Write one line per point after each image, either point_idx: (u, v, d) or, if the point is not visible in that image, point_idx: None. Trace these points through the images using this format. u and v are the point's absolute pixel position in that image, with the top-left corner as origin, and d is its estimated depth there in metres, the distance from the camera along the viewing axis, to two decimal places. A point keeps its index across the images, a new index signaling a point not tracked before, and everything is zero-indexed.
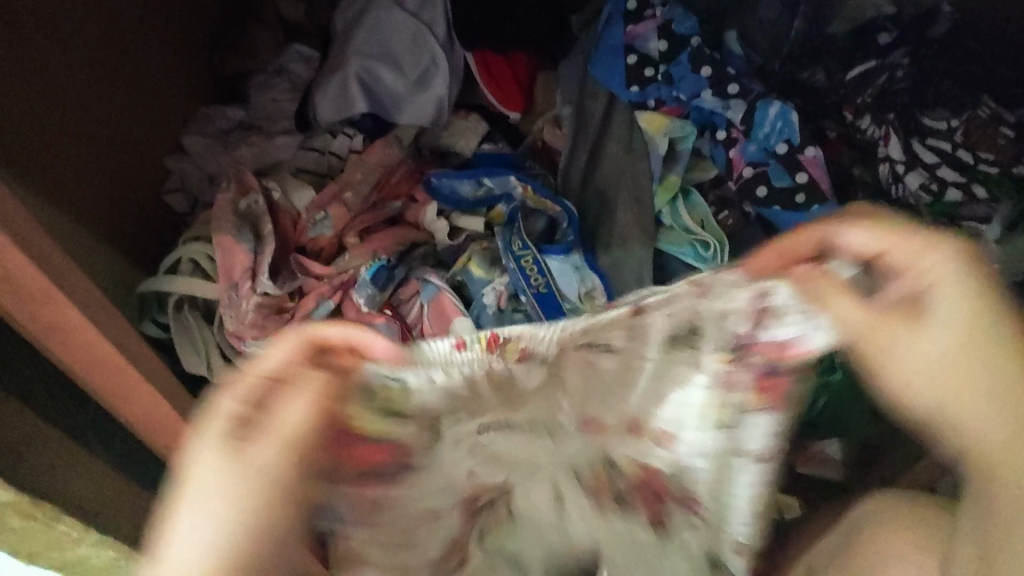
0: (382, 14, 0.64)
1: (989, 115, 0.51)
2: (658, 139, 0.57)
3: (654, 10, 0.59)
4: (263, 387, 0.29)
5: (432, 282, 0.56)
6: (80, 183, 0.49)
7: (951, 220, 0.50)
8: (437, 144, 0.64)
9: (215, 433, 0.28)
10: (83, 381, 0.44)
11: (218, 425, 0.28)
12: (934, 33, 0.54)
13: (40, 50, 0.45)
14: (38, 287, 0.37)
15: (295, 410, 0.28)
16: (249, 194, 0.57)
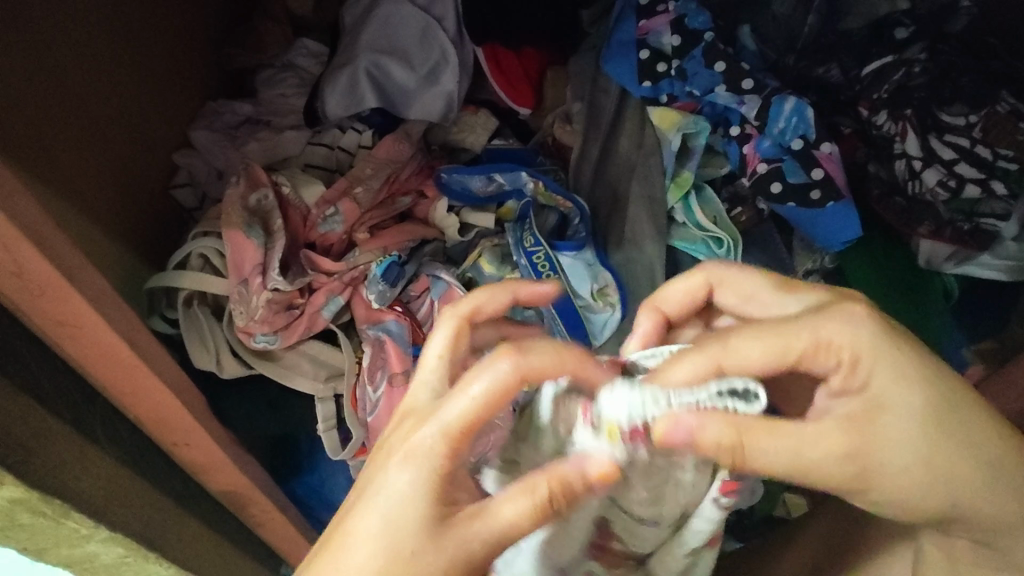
0: (391, 8, 0.64)
1: (1008, 110, 0.50)
2: (670, 135, 0.57)
3: (666, 5, 0.58)
4: (460, 438, 0.29)
5: (443, 278, 0.56)
6: (88, 177, 0.48)
7: (968, 217, 0.51)
8: (446, 140, 0.64)
9: (424, 457, 0.29)
10: (92, 376, 0.44)
11: (420, 450, 0.29)
12: (951, 28, 0.53)
13: (48, 43, 0.45)
14: (50, 282, 0.36)
15: (509, 512, 0.28)
16: (258, 189, 0.56)
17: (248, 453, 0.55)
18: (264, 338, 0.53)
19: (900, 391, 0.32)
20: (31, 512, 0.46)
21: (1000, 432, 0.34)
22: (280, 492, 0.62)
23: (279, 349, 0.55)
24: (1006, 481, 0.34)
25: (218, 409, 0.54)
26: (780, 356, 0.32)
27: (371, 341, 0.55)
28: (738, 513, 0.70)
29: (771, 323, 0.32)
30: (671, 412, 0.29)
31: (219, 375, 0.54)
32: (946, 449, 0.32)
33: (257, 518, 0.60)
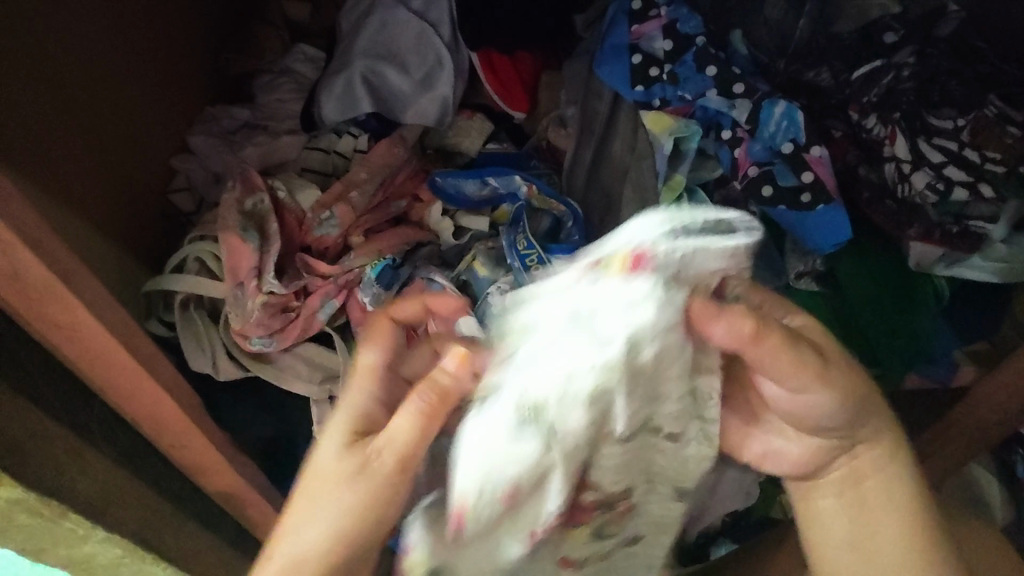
0: (387, 14, 0.65)
1: (996, 114, 0.50)
2: (662, 139, 0.56)
3: (658, 11, 0.58)
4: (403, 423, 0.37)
5: (438, 280, 0.56)
6: (86, 182, 0.49)
7: (956, 219, 0.51)
8: (442, 144, 0.64)
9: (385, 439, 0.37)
10: (88, 377, 0.44)
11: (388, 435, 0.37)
12: (940, 33, 0.53)
13: (49, 51, 0.45)
14: (48, 285, 0.37)
15: (404, 426, 0.37)
16: (254, 193, 0.57)
17: (244, 455, 0.56)
18: (260, 341, 0.54)
19: (866, 431, 0.42)
20: (29, 512, 0.46)
21: (857, 493, 0.43)
22: (278, 493, 0.63)
23: (276, 352, 0.55)
24: (835, 515, 0.44)
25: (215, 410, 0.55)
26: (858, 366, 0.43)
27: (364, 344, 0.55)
28: (733, 514, 0.70)
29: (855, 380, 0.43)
30: (673, 243, 0.29)
31: (215, 378, 0.55)
32: (868, 486, 0.43)
33: (255, 518, 0.61)
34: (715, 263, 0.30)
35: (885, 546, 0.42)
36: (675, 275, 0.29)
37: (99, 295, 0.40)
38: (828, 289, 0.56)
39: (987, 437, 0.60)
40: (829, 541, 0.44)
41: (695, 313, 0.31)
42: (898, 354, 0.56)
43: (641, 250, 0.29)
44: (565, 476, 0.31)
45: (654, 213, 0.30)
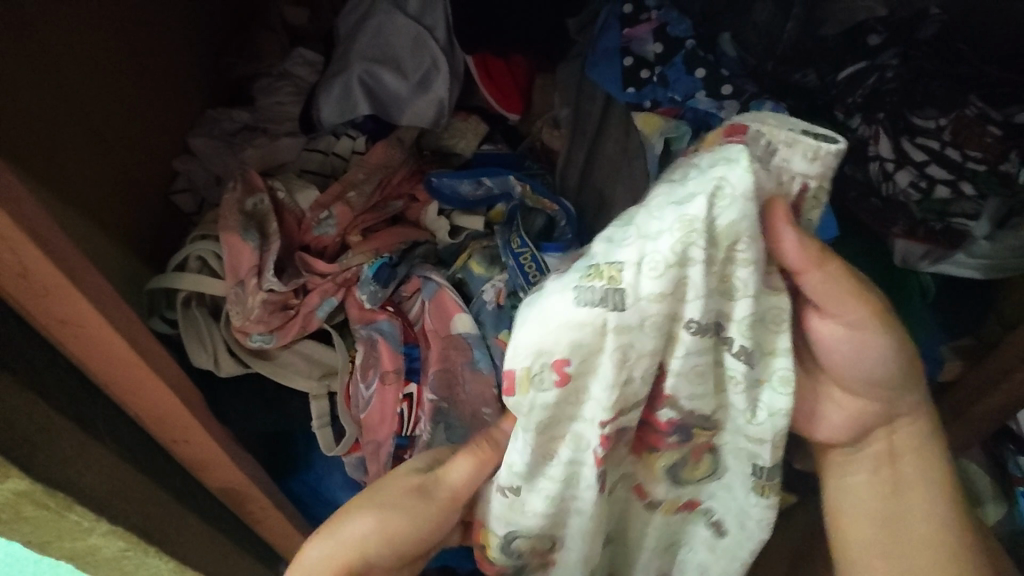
0: (384, 18, 0.66)
1: (976, 114, 0.51)
2: (653, 139, 0.58)
3: (649, 14, 0.59)
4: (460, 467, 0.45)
5: (434, 279, 0.58)
6: (90, 182, 0.50)
7: (939, 217, 0.53)
8: (438, 145, 0.66)
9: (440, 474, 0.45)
10: (92, 373, 0.46)
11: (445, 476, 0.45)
12: (922, 35, 0.54)
13: (55, 55, 0.47)
14: (56, 282, 0.38)
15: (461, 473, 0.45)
16: (254, 194, 0.58)
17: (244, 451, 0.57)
18: (260, 337, 0.55)
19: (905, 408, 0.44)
20: (35, 504, 0.48)
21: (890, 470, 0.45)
22: (278, 489, 0.64)
23: (276, 349, 0.57)
24: (866, 490, 0.46)
25: None
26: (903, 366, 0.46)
27: (363, 341, 0.56)
28: None
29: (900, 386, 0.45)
30: (774, 134, 0.35)
31: (216, 375, 0.56)
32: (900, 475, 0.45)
33: (255, 513, 0.62)
34: (802, 159, 0.35)
35: (916, 530, 0.44)
36: (761, 150, 0.35)
37: (104, 292, 0.41)
38: None
39: (974, 430, 0.62)
40: (860, 514, 0.46)
41: (774, 210, 0.35)
42: None
43: (746, 135, 0.35)
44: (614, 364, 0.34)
45: (757, 116, 0.37)
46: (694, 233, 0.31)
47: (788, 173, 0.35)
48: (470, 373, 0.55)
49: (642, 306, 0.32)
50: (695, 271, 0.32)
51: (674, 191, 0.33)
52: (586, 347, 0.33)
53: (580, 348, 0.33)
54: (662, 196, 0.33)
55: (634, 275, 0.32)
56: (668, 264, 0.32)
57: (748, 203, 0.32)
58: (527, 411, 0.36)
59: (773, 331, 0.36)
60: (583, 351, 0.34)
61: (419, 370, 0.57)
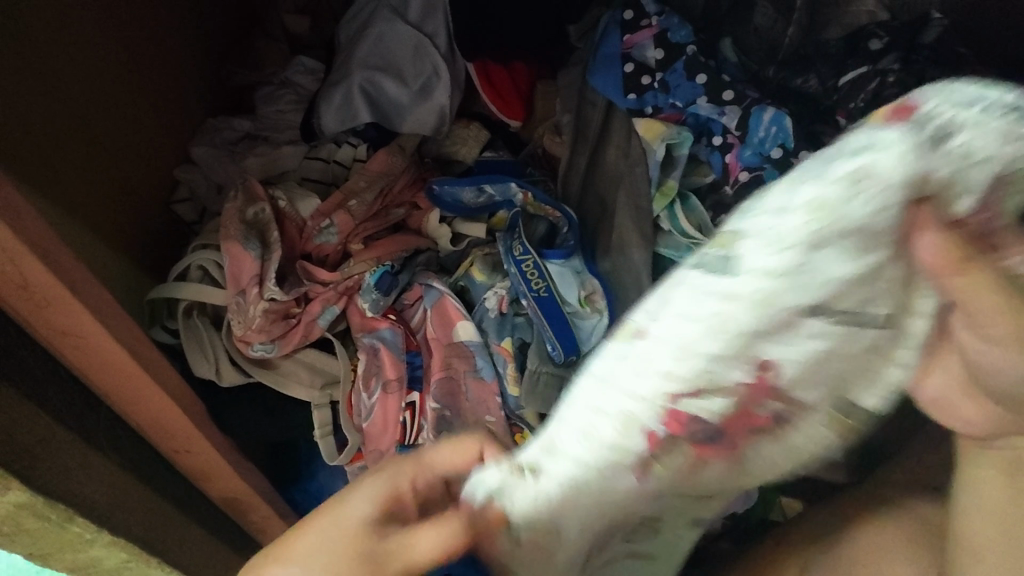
0: (385, 26, 0.66)
1: None
2: (655, 145, 0.57)
3: (650, 20, 0.59)
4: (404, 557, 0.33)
5: (435, 287, 0.58)
6: (90, 192, 0.50)
7: None
8: (440, 152, 0.66)
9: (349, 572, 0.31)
10: (93, 383, 0.46)
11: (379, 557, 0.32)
12: (925, 39, 0.54)
13: (53, 64, 0.47)
14: (55, 292, 0.38)
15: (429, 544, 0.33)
16: (255, 202, 0.58)
17: (246, 460, 0.57)
18: (261, 346, 0.55)
19: None
20: (36, 516, 0.47)
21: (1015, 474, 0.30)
22: (281, 499, 0.64)
23: (278, 358, 0.57)
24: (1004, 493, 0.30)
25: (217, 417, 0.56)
26: None
27: (365, 349, 0.56)
28: None
29: None
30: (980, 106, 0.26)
31: (218, 384, 0.56)
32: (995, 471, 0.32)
33: (258, 524, 0.62)
34: (996, 139, 0.26)
35: None
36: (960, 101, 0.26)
37: (103, 302, 0.41)
38: None
39: None
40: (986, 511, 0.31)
41: (924, 216, 0.26)
42: None
43: (910, 106, 0.26)
44: (715, 349, 0.26)
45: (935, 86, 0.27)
46: (845, 196, 0.25)
47: (985, 142, 0.26)
48: (472, 381, 0.55)
49: (761, 273, 0.25)
50: (862, 212, 0.25)
51: (832, 155, 0.26)
52: (694, 289, 0.26)
53: (687, 290, 0.26)
54: (826, 156, 0.26)
55: (759, 241, 0.25)
56: (818, 203, 0.25)
57: (919, 166, 0.25)
58: (590, 387, 0.27)
59: (908, 323, 0.27)
60: (685, 305, 0.26)
61: (421, 379, 0.57)
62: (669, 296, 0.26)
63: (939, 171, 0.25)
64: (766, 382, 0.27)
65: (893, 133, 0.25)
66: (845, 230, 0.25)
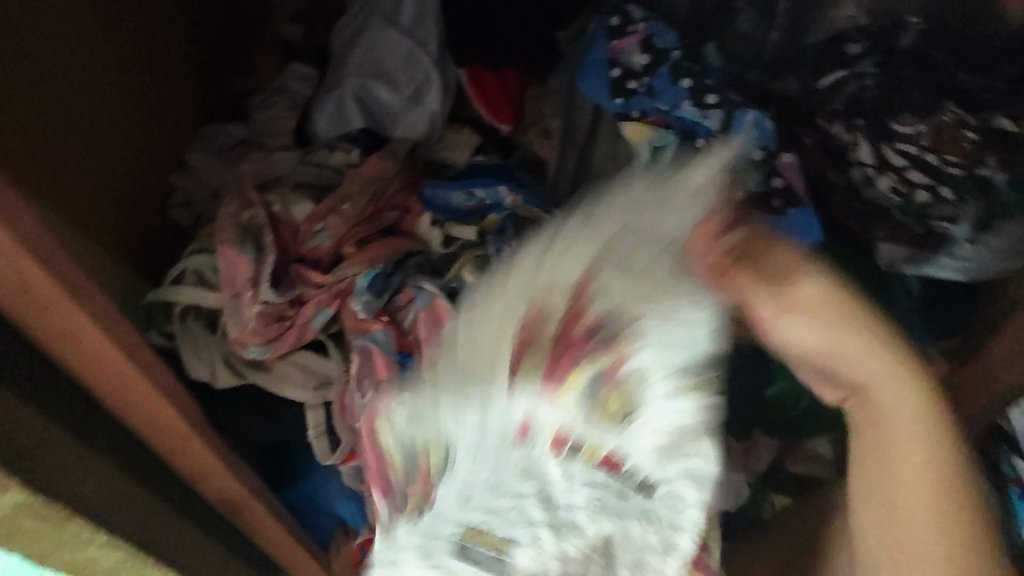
0: (377, 34, 0.67)
1: (953, 120, 0.52)
2: (640, 149, 0.57)
3: (635, 26, 0.59)
4: None
5: (426, 288, 0.58)
6: (88, 198, 0.51)
7: (920, 220, 0.53)
8: (431, 156, 0.66)
9: None
10: (89, 386, 0.46)
11: None
12: (901, 44, 0.55)
13: (50, 73, 0.48)
14: (52, 294, 0.39)
15: None
16: (250, 207, 0.59)
17: (241, 461, 0.58)
18: (256, 348, 0.56)
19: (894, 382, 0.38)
20: (35, 515, 0.48)
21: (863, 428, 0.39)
22: (276, 501, 0.64)
23: (272, 360, 0.57)
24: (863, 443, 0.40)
25: (213, 418, 0.57)
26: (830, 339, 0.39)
27: (358, 350, 0.57)
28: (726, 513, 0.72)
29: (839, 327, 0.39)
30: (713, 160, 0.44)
31: (213, 385, 0.57)
32: (851, 404, 0.40)
33: (254, 525, 0.63)
34: (709, 168, 0.43)
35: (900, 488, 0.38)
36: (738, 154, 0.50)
37: (100, 304, 0.42)
38: None
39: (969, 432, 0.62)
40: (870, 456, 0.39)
41: (696, 245, 0.41)
42: None
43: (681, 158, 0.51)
44: (536, 307, 0.42)
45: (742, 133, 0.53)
46: (630, 227, 0.42)
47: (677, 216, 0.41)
48: None
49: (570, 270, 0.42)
50: (659, 234, 0.42)
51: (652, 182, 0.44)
52: (533, 407, 0.41)
53: (525, 411, 0.41)
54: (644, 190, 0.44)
55: (578, 238, 0.43)
56: (626, 343, 0.40)
57: (695, 189, 0.42)
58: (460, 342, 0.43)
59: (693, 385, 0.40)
60: (531, 274, 0.42)
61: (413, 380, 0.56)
62: (528, 262, 0.43)
63: (712, 198, 0.41)
64: (584, 303, 0.41)
65: (686, 175, 0.43)
66: (638, 243, 0.41)
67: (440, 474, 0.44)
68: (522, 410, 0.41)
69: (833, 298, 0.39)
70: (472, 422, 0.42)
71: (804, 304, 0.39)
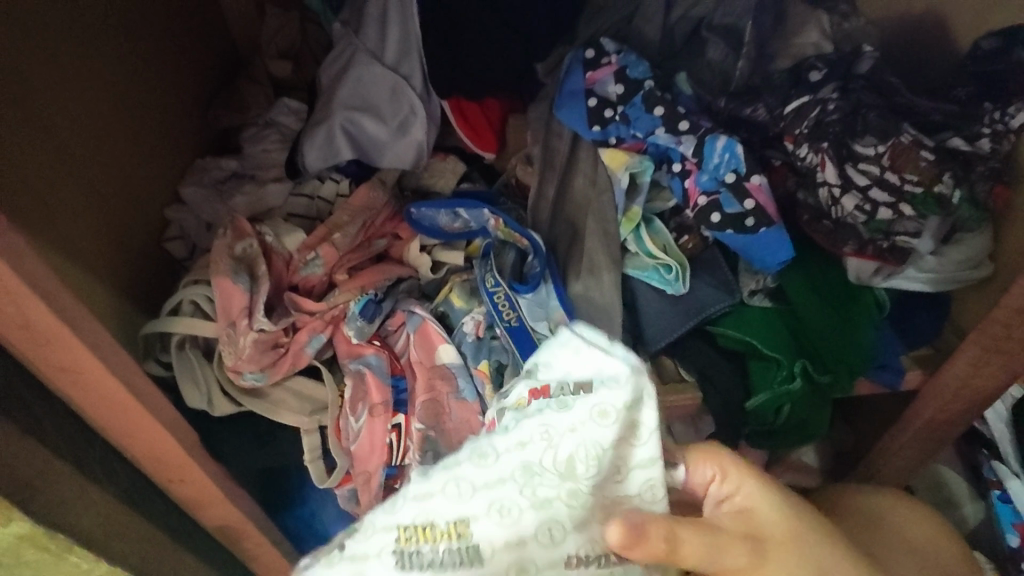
0: (363, 69, 0.69)
1: (911, 140, 0.54)
2: (619, 174, 0.62)
3: (609, 57, 0.62)
4: None
5: (417, 312, 0.61)
6: (87, 234, 0.53)
7: (886, 235, 0.56)
8: (418, 184, 0.71)
9: None
10: (91, 417, 0.48)
11: None
12: (859, 70, 0.58)
13: (47, 117, 0.50)
14: (54, 329, 0.41)
15: None
16: (244, 238, 0.61)
17: (238, 486, 0.59)
18: (252, 375, 0.57)
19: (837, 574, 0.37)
20: (36, 548, 0.48)
21: None
22: (273, 526, 0.66)
23: (267, 386, 0.59)
24: None
25: (210, 443, 0.59)
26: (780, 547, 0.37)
27: (352, 374, 0.59)
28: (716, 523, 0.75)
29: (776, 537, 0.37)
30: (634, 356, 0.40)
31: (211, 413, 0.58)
32: None
33: (251, 550, 0.64)
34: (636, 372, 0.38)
35: None
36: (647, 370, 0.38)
37: (100, 337, 0.44)
38: (779, 306, 0.62)
39: (942, 435, 0.65)
40: None
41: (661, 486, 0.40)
42: (844, 368, 0.61)
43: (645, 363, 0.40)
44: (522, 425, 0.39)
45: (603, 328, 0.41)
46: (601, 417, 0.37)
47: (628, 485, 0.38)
48: (455, 402, 0.58)
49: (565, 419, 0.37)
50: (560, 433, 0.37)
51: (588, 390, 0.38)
52: (572, 448, 0.37)
53: (569, 456, 0.37)
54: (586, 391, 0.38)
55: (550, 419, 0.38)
56: (621, 402, 0.37)
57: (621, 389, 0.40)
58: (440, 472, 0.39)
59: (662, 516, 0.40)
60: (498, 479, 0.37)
61: (406, 401, 0.60)
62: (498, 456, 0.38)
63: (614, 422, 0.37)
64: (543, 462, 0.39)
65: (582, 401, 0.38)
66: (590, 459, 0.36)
67: (451, 553, 0.35)
68: (568, 460, 0.36)
69: (793, 533, 0.38)
70: (510, 460, 0.37)
71: (767, 540, 0.37)
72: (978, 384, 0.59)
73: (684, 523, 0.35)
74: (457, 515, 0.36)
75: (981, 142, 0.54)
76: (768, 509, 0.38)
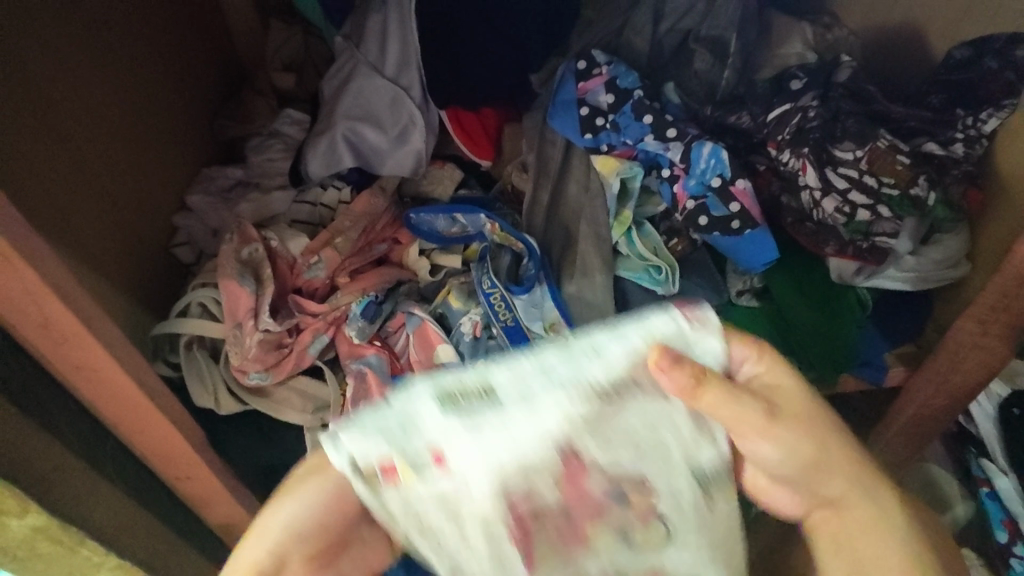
0: (363, 80, 0.72)
1: (888, 145, 0.56)
2: (611, 179, 0.64)
3: (600, 69, 0.65)
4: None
5: (416, 313, 0.63)
6: (101, 239, 0.55)
7: (865, 236, 0.58)
8: (417, 191, 0.72)
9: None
10: (104, 416, 0.50)
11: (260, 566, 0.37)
12: (838, 79, 0.61)
13: (65, 127, 0.52)
14: (71, 327, 0.43)
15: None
16: (250, 243, 0.63)
17: (242, 484, 0.61)
18: (257, 375, 0.59)
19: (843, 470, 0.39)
20: (50, 540, 0.52)
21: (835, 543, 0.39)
22: None
23: (271, 386, 0.61)
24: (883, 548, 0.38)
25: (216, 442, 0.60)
26: (800, 432, 0.38)
27: (353, 374, 0.61)
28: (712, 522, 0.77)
29: (789, 415, 0.38)
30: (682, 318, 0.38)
31: (217, 412, 0.60)
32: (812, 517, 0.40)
33: None
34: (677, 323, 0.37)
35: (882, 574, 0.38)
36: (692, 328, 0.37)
37: (114, 336, 0.46)
38: (764, 305, 0.64)
39: (928, 431, 0.67)
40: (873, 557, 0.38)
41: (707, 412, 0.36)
42: (830, 364, 0.63)
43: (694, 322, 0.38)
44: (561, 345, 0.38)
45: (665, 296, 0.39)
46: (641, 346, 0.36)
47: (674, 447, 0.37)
48: None
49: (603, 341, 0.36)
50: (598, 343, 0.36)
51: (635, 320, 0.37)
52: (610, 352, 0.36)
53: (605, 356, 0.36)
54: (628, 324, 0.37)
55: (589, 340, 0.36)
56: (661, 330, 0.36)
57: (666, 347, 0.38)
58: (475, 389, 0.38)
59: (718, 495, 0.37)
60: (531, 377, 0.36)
61: None
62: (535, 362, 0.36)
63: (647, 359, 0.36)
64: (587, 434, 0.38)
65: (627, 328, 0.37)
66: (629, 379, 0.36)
67: (475, 402, 0.35)
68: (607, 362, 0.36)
69: (813, 407, 0.39)
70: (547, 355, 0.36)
71: (789, 417, 0.38)
72: (962, 381, 0.60)
73: (719, 392, 0.36)
74: (484, 376, 0.35)
75: (955, 147, 0.57)
76: (787, 381, 0.39)
